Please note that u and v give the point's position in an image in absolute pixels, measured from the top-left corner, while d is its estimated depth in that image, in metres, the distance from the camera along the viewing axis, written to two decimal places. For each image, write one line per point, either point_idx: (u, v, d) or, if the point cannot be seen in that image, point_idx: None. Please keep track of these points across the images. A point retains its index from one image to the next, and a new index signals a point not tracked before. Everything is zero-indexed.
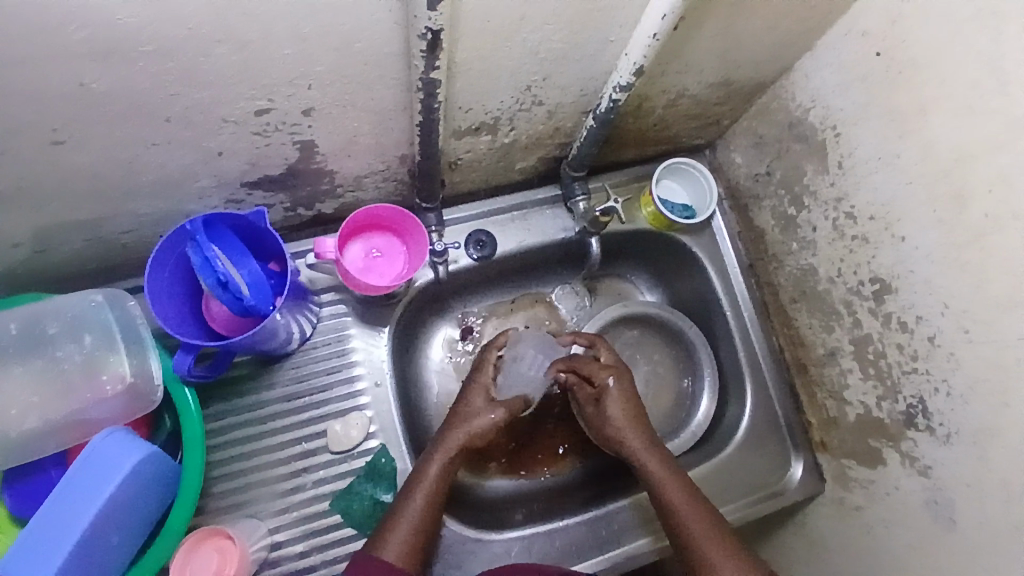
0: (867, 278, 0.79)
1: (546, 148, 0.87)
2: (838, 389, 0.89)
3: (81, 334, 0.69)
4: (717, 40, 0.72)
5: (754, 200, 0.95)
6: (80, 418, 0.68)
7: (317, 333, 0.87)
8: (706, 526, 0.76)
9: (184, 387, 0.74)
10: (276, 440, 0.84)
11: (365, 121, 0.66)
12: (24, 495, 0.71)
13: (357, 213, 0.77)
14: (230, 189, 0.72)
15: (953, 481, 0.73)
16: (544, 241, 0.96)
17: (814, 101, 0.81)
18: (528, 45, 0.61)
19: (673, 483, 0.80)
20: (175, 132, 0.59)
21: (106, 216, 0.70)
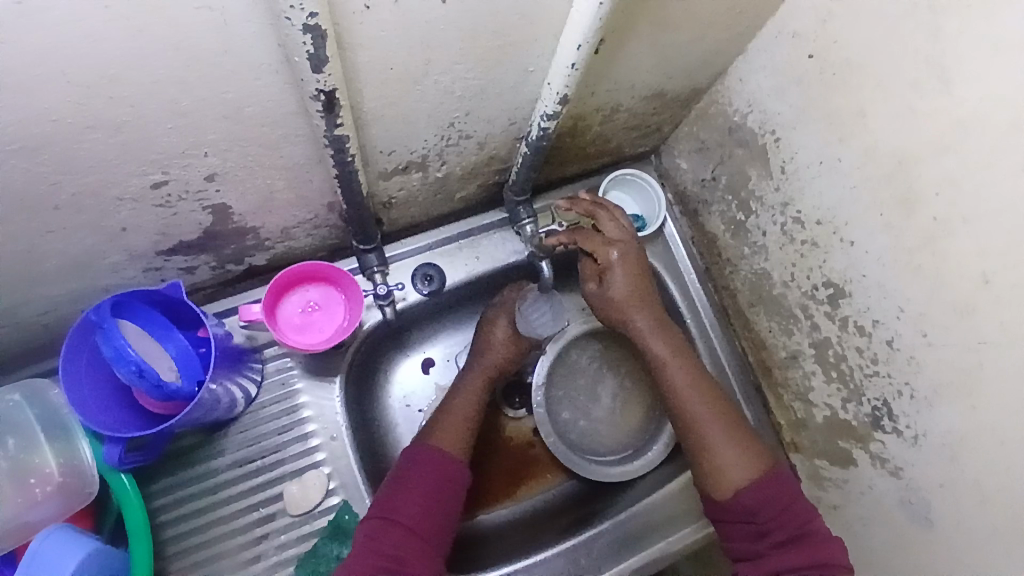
0: (821, 283, 0.78)
1: (483, 176, 0.83)
2: (804, 391, 0.88)
3: (2, 437, 0.64)
4: (644, 56, 0.69)
5: (703, 206, 0.93)
6: (16, 525, 0.64)
7: (264, 392, 0.83)
8: (715, 423, 0.76)
9: (120, 473, 0.70)
10: (231, 509, 0.80)
11: (279, 178, 0.62)
12: None
13: (287, 270, 0.74)
14: (145, 260, 0.67)
15: (925, 481, 0.72)
16: (494, 268, 0.92)
17: (751, 105, 0.78)
18: (441, 86, 0.57)
19: (672, 358, 0.80)
20: (68, 217, 0.55)
21: (14, 305, 0.64)
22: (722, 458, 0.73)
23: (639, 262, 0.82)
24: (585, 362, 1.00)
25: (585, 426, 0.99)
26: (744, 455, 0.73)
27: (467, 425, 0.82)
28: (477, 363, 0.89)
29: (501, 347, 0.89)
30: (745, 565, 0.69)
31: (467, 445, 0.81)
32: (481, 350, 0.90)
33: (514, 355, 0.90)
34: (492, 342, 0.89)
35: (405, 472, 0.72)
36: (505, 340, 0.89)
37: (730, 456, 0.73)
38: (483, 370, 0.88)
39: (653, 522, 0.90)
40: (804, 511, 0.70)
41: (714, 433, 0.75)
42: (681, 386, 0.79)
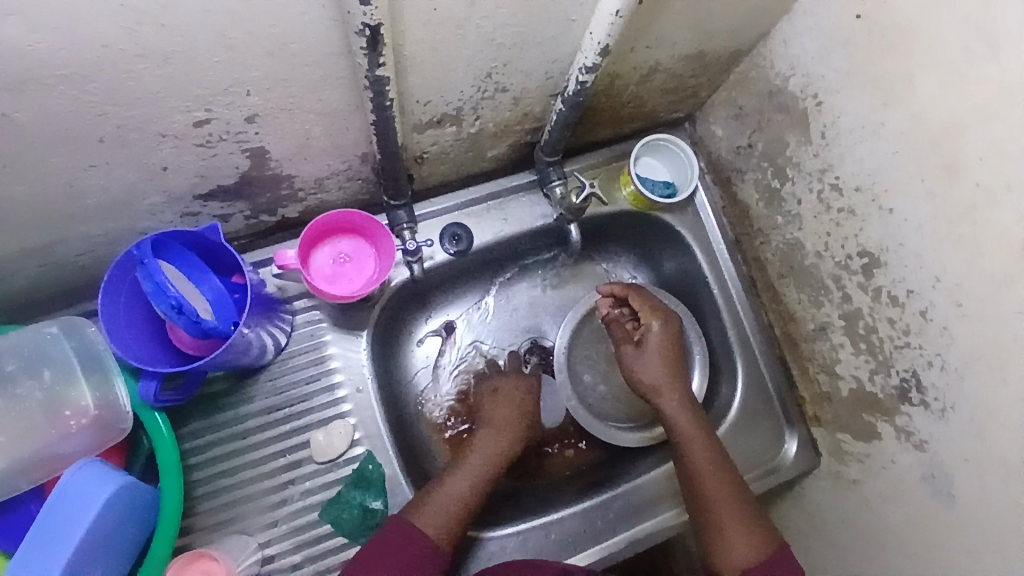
0: (856, 252, 0.77)
1: (516, 135, 0.82)
2: (830, 363, 0.87)
3: (39, 369, 0.66)
4: (687, 11, 0.67)
5: (737, 174, 0.92)
6: (49, 454, 0.65)
7: (293, 342, 0.85)
8: (731, 500, 0.75)
9: (154, 411, 0.71)
10: (259, 454, 0.82)
11: (317, 124, 0.63)
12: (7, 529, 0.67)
13: (320, 218, 0.75)
14: (183, 203, 0.68)
15: (950, 455, 0.71)
16: (522, 230, 0.92)
17: (794, 68, 0.77)
18: (482, 32, 0.57)
19: (699, 438, 0.80)
20: (112, 152, 0.56)
21: (57, 242, 0.66)
22: (732, 537, 0.73)
23: (672, 335, 0.87)
24: (608, 329, 1.01)
25: (606, 391, 1.00)
26: (755, 536, 0.72)
27: (463, 504, 0.75)
28: (490, 428, 0.83)
29: (512, 419, 0.84)
30: None
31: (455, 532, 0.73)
32: (495, 419, 0.84)
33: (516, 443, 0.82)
34: (503, 416, 0.85)
35: (375, 548, 0.69)
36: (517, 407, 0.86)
37: (740, 536, 0.73)
38: (490, 448, 0.80)
39: (669, 487, 0.91)
40: None
41: (730, 512, 0.74)
42: (703, 468, 0.77)
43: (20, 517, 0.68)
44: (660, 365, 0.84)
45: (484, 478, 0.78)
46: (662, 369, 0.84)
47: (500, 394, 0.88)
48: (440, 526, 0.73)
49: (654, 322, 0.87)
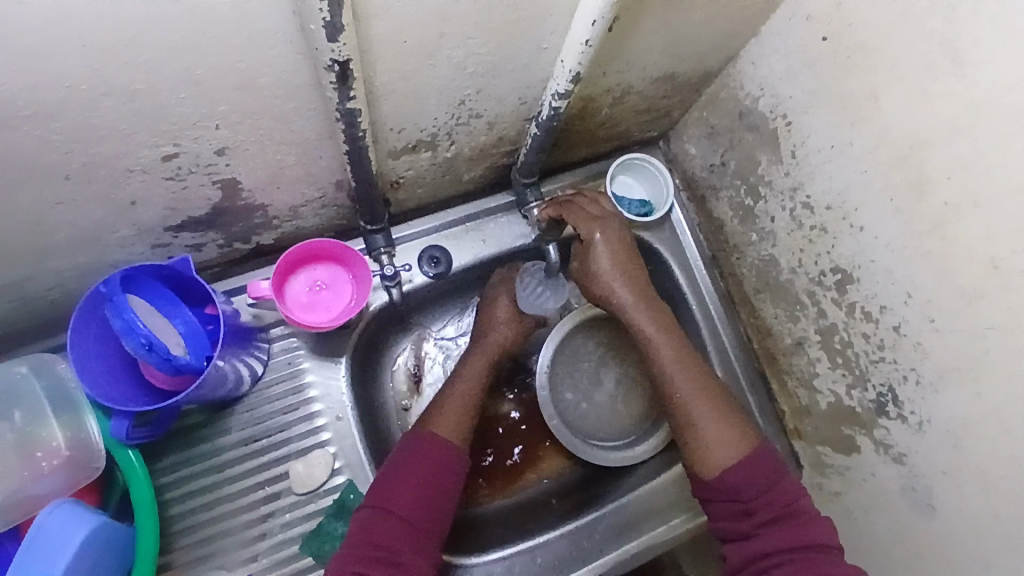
0: (829, 269, 0.78)
1: (493, 158, 0.82)
2: (808, 377, 0.88)
3: (10, 410, 0.64)
4: (656, 35, 0.68)
5: (711, 191, 0.93)
6: (20, 497, 0.64)
7: (270, 371, 0.83)
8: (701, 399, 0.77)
9: (128, 448, 0.68)
10: (237, 486, 0.80)
11: (289, 154, 0.62)
12: None
13: (294, 247, 0.74)
14: (154, 235, 0.67)
15: (929, 468, 0.72)
16: (500, 251, 0.92)
17: (763, 88, 0.78)
18: (453, 61, 0.57)
19: (662, 339, 0.81)
20: (79, 188, 0.54)
21: (25, 278, 0.65)
22: (707, 438, 0.75)
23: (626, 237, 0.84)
24: (590, 347, 1.01)
25: (588, 409, 1.00)
26: (730, 436, 0.74)
27: (466, 410, 0.80)
28: (477, 347, 0.88)
29: (507, 322, 0.89)
30: (734, 546, 0.69)
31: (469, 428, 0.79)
32: (489, 335, 0.89)
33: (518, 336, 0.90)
34: (499, 328, 0.89)
35: (401, 458, 0.72)
36: (508, 317, 0.89)
37: (712, 435, 0.75)
38: (485, 352, 0.87)
39: (654, 506, 0.91)
40: (792, 490, 0.71)
41: (702, 411, 0.77)
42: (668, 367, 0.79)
43: None
44: (614, 269, 0.82)
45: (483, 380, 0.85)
46: (619, 267, 0.82)
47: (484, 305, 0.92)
48: (453, 426, 0.78)
49: (606, 223, 0.83)
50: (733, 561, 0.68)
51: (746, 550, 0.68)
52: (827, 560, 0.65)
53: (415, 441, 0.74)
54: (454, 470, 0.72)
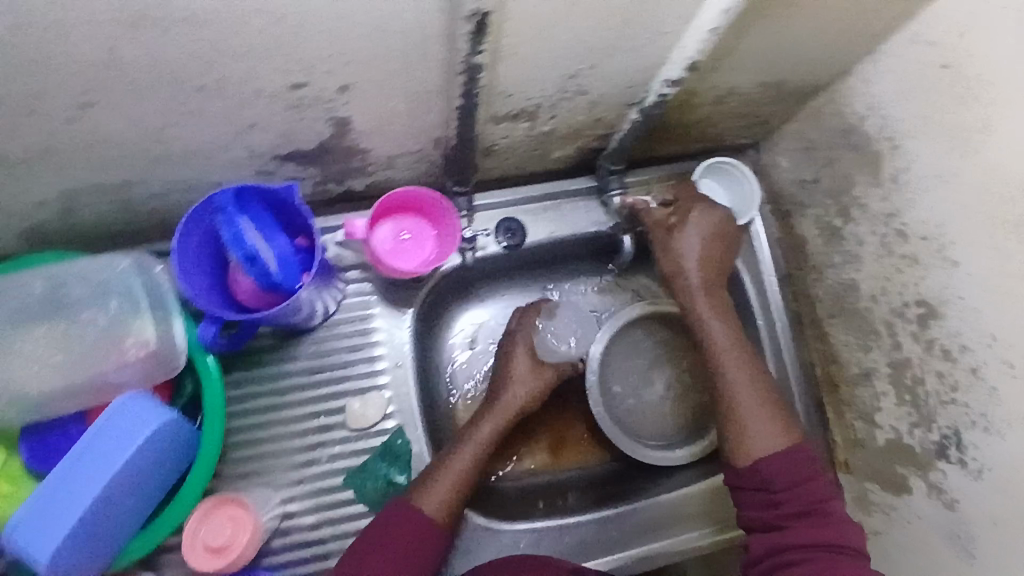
0: (913, 301, 0.76)
1: (584, 140, 0.83)
2: (869, 410, 0.86)
3: (107, 298, 0.65)
4: (772, 37, 0.68)
5: (798, 208, 0.91)
6: (103, 381, 0.66)
7: (341, 310, 0.87)
8: (748, 388, 0.78)
9: (208, 354, 0.72)
10: (294, 412, 0.84)
11: (401, 102, 0.64)
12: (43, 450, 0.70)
13: (391, 192, 0.76)
14: (262, 161, 0.71)
15: (977, 515, 0.70)
16: (575, 234, 0.93)
17: (870, 109, 0.77)
18: (575, 31, 0.58)
19: (715, 321, 0.83)
20: (208, 102, 0.58)
21: (138, 180, 0.70)
22: (746, 427, 0.75)
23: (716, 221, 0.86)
24: (646, 345, 1.02)
25: (634, 404, 1.00)
26: (771, 430, 0.74)
27: (466, 467, 0.79)
28: (490, 409, 0.86)
29: (528, 374, 0.90)
30: (759, 537, 0.70)
31: (467, 485, 0.78)
32: (504, 396, 0.87)
33: (534, 397, 0.89)
34: (517, 390, 0.88)
35: (376, 530, 0.71)
36: (524, 376, 0.89)
37: (753, 426, 0.75)
38: (495, 417, 0.85)
39: (684, 509, 0.91)
40: (826, 489, 0.70)
41: (752, 398, 0.77)
42: (719, 348, 0.81)
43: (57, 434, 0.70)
44: (694, 255, 0.85)
45: (488, 449, 0.82)
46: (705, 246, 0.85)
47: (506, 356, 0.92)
48: (443, 499, 0.76)
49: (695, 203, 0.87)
50: (755, 550, 0.69)
51: (773, 540, 0.68)
52: (852, 564, 0.65)
53: (395, 511, 0.72)
54: (427, 554, 0.70)
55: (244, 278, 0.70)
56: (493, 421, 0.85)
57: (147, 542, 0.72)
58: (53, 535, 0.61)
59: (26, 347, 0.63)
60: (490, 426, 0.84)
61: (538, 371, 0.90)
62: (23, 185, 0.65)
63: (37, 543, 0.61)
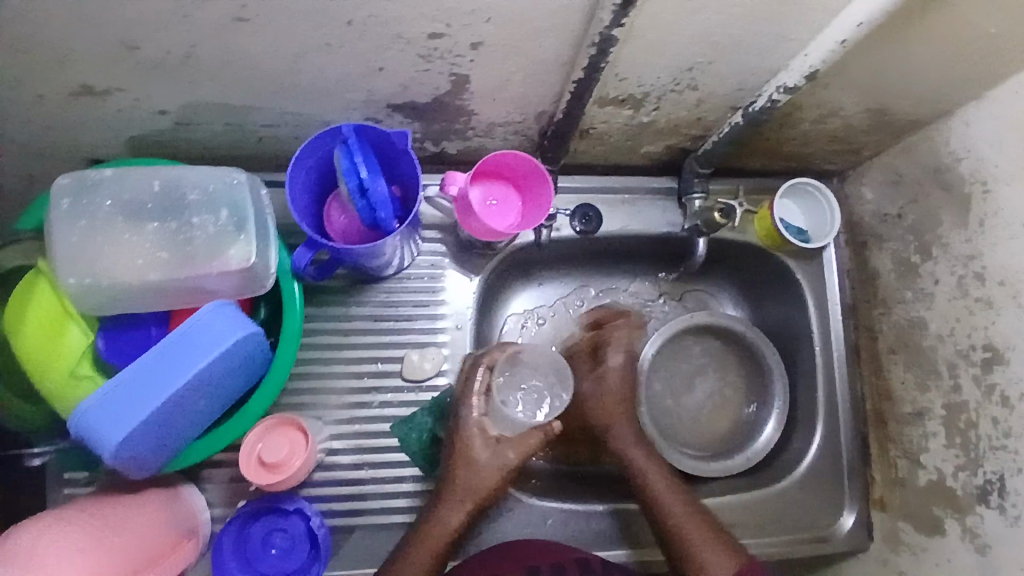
0: (980, 345, 0.77)
1: (677, 138, 0.85)
2: (916, 450, 0.86)
3: (218, 208, 0.67)
4: (887, 63, 0.69)
5: (875, 240, 0.92)
6: (197, 287, 0.66)
7: (413, 266, 0.90)
8: (696, 520, 0.80)
9: (293, 280, 0.76)
10: (355, 354, 0.87)
11: (520, 68, 0.67)
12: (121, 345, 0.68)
13: (493, 155, 0.75)
14: (374, 107, 0.74)
15: (1011, 563, 0.72)
16: (648, 231, 0.95)
17: (968, 151, 0.77)
18: (706, 24, 0.60)
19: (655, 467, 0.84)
20: (350, 38, 0.61)
21: (256, 106, 0.73)
22: (702, 556, 0.77)
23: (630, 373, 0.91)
24: (697, 353, 1.02)
25: (673, 407, 1.01)
26: (721, 552, 0.77)
27: (433, 559, 0.76)
28: (453, 489, 0.79)
29: (488, 467, 0.79)
30: None
31: (439, 570, 0.76)
32: (469, 480, 0.79)
33: (501, 487, 0.80)
34: (480, 474, 0.79)
35: None
36: (485, 463, 0.79)
37: (707, 553, 0.77)
38: (462, 500, 0.79)
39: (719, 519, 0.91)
40: None
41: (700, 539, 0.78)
42: (663, 489, 0.83)
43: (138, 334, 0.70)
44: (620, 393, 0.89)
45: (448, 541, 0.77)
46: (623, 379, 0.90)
47: (456, 432, 0.80)
48: None
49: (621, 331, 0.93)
50: None
51: None
52: None
53: None
54: None
55: (340, 216, 0.75)
56: (455, 510, 0.78)
57: (199, 454, 0.73)
58: (126, 424, 0.61)
59: (133, 237, 0.63)
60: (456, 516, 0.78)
61: (500, 454, 0.79)
62: (153, 92, 0.68)
63: (108, 428, 0.61)
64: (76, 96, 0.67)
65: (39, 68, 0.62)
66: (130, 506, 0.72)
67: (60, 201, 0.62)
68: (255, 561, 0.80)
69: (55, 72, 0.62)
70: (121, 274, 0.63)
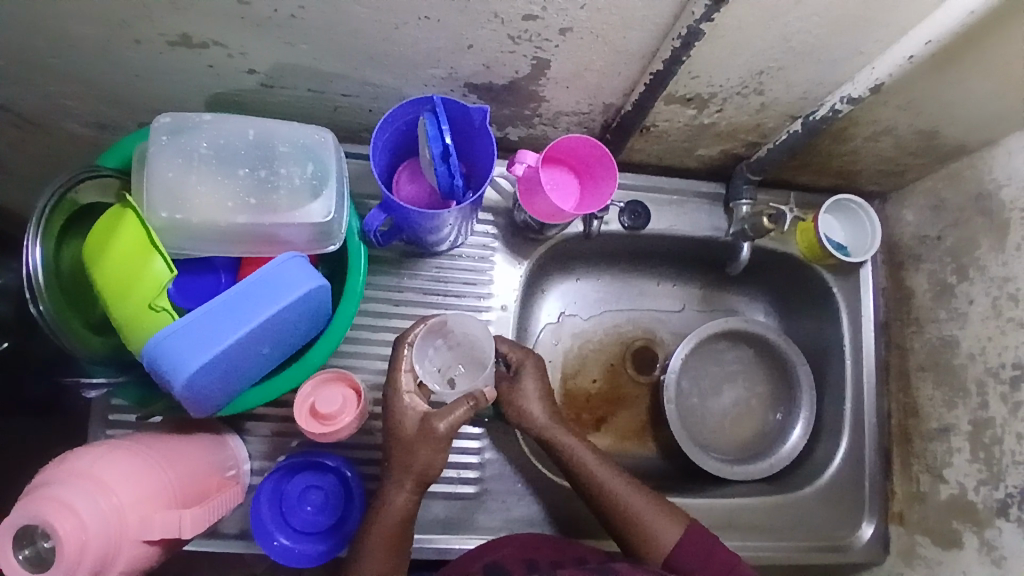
0: (1010, 363, 0.80)
1: (733, 143, 0.89)
2: (939, 465, 0.89)
3: (305, 162, 0.71)
4: (947, 86, 0.73)
5: (912, 260, 0.95)
6: (277, 235, 0.70)
7: (465, 245, 0.94)
8: (639, 497, 0.80)
9: (360, 243, 0.79)
10: (402, 324, 0.90)
11: (601, 56, 0.71)
12: (191, 288, 0.73)
13: (563, 139, 0.79)
14: (453, 85, 0.78)
15: None
16: (692, 233, 0.98)
17: (1011, 178, 0.80)
18: (785, 31, 0.64)
19: (591, 454, 0.84)
20: (448, 13, 0.64)
21: (342, 75, 0.76)
22: (649, 527, 0.78)
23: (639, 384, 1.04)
24: (728, 359, 1.05)
25: (701, 409, 1.03)
26: (663, 521, 0.79)
27: (393, 526, 0.76)
28: (391, 467, 0.78)
29: (417, 439, 0.77)
30: None
31: (402, 542, 0.76)
32: (404, 458, 0.77)
33: (437, 458, 0.77)
34: (414, 451, 0.77)
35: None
36: (415, 440, 0.77)
37: (655, 524, 0.78)
38: (401, 475, 0.78)
39: (737, 519, 0.92)
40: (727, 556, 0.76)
41: (650, 519, 0.79)
42: (608, 481, 0.82)
43: (209, 282, 0.74)
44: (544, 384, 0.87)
45: (403, 509, 0.77)
46: (631, 387, 1.04)
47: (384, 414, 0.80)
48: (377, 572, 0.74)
49: (629, 351, 1.05)
50: None
51: None
52: None
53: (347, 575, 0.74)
54: None
55: (409, 184, 0.81)
56: (400, 483, 0.77)
57: (256, 399, 0.75)
58: (199, 356, 0.61)
59: (226, 180, 0.68)
60: (399, 488, 0.77)
61: (427, 427, 0.77)
62: (249, 49, 0.71)
63: (180, 360, 0.61)
64: (174, 45, 0.70)
65: (151, 13, 0.65)
66: (176, 442, 0.74)
67: (160, 136, 0.68)
68: (288, 515, 0.80)
69: (164, 18, 0.66)
70: (212, 212, 0.67)
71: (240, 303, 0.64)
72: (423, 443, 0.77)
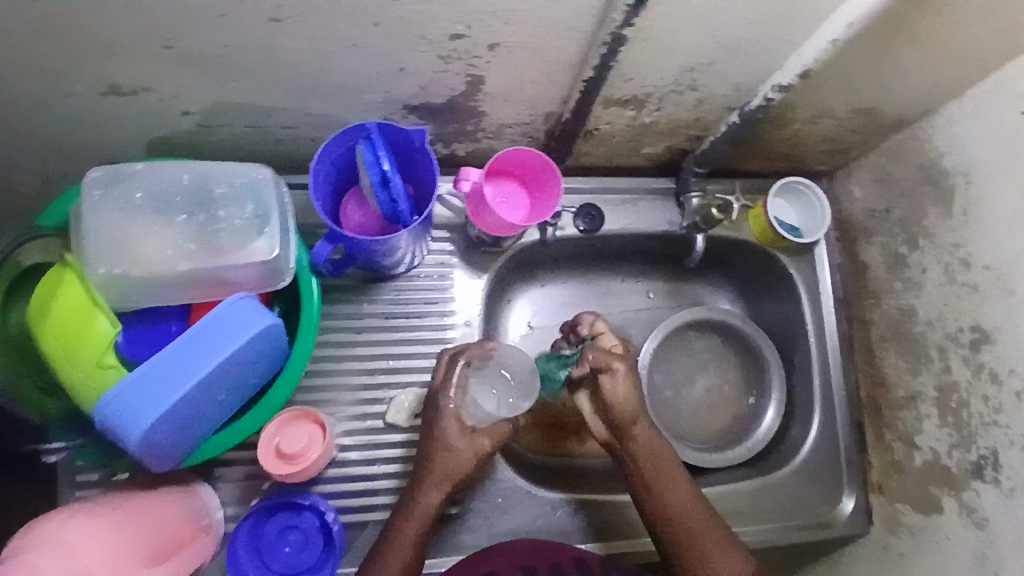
0: (968, 327, 0.81)
1: (678, 138, 0.90)
2: (911, 433, 0.90)
3: (244, 201, 0.70)
4: (877, 65, 0.74)
5: (865, 235, 0.96)
6: (223, 277, 0.69)
7: (422, 264, 0.93)
8: (708, 527, 0.76)
9: (311, 277, 0.78)
10: (366, 350, 0.89)
11: (536, 67, 0.71)
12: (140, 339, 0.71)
13: (505, 151, 0.79)
14: (392, 108, 0.77)
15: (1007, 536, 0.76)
16: (648, 229, 0.98)
17: (950, 147, 0.82)
18: (712, 27, 0.65)
19: (677, 477, 0.79)
20: (376, 39, 0.64)
21: (278, 108, 0.75)
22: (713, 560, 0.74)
23: None
24: (698, 348, 1.05)
25: (677, 401, 1.03)
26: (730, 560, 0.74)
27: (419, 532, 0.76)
28: (428, 471, 0.78)
29: (466, 450, 0.78)
30: None
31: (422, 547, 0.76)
32: (445, 467, 0.78)
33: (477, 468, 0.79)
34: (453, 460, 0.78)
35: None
36: (460, 452, 0.78)
37: (719, 561, 0.74)
38: (436, 480, 0.78)
39: (722, 508, 0.92)
40: None
41: (715, 551, 0.74)
42: (679, 504, 0.77)
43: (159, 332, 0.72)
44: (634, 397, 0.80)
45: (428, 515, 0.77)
46: None
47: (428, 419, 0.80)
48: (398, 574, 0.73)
49: None
50: None
51: None
52: None
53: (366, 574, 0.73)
54: None
55: (356, 212, 0.80)
56: (432, 488, 0.78)
57: (219, 445, 0.74)
58: (153, 408, 0.60)
59: (164, 229, 0.67)
60: (432, 492, 0.77)
61: (476, 442, 0.78)
62: (180, 91, 0.70)
63: (134, 415, 0.59)
64: (102, 94, 0.69)
65: (72, 65, 0.63)
66: (138, 500, 0.72)
67: (93, 191, 0.66)
68: (268, 557, 0.80)
69: (87, 68, 0.64)
70: (152, 262, 0.66)
71: (195, 348, 0.63)
72: (465, 453, 0.78)
